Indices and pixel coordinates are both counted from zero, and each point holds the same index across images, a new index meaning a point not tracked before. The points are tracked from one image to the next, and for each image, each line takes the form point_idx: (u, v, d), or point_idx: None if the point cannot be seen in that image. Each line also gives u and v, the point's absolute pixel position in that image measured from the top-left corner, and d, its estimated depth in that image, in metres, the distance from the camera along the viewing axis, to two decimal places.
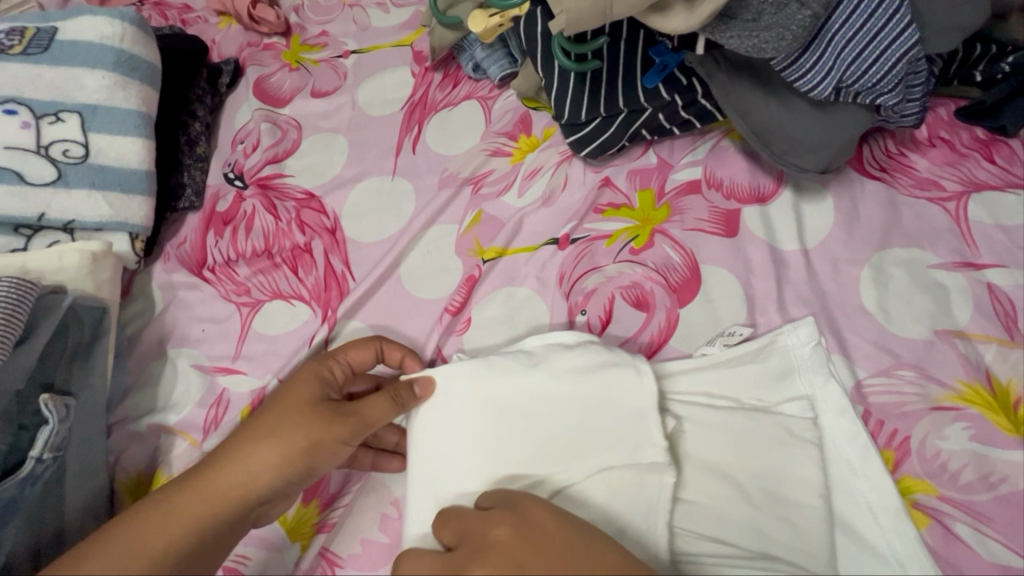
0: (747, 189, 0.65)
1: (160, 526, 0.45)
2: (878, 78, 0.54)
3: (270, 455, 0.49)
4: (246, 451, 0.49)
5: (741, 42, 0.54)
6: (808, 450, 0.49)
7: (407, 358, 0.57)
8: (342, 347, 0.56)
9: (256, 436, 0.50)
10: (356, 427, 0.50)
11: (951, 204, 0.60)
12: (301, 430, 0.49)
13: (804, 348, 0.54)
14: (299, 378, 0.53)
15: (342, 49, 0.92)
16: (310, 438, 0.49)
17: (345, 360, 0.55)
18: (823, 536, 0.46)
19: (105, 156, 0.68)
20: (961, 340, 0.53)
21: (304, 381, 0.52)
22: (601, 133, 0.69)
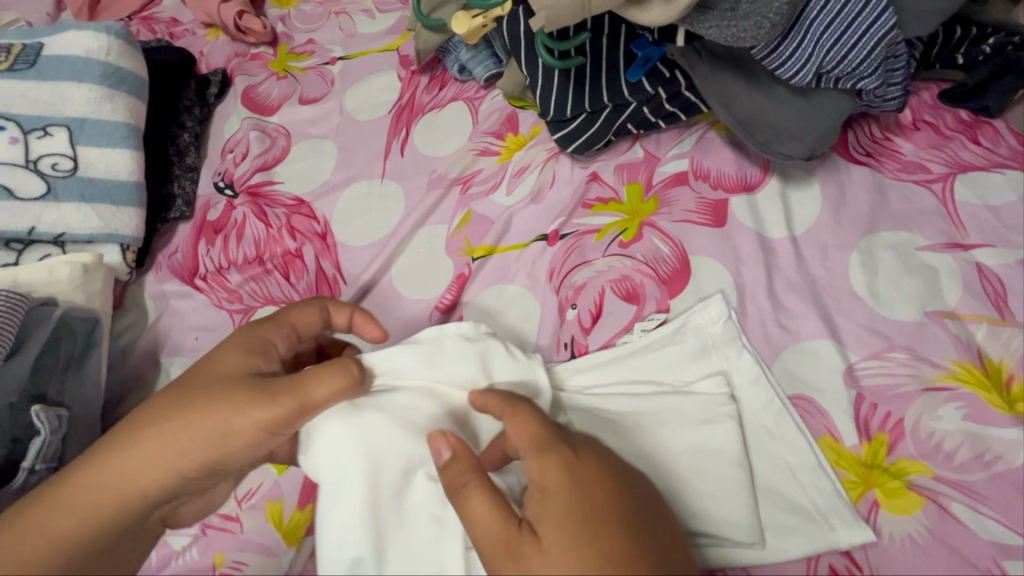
0: (734, 179, 0.65)
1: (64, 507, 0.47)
2: (858, 63, 0.54)
3: (169, 445, 0.47)
4: (146, 438, 0.48)
5: (720, 32, 0.54)
6: (726, 425, 0.51)
7: (355, 314, 0.54)
8: (283, 311, 0.54)
9: (161, 422, 0.48)
10: (269, 417, 0.46)
11: (938, 186, 0.60)
12: (209, 420, 0.47)
13: (716, 324, 0.56)
14: (225, 350, 0.51)
15: (329, 56, 0.92)
16: (210, 432, 0.47)
17: (288, 327, 0.53)
18: (748, 508, 0.47)
19: (93, 169, 0.69)
20: (952, 320, 0.52)
21: (227, 356, 0.50)
22: (586, 129, 0.69)
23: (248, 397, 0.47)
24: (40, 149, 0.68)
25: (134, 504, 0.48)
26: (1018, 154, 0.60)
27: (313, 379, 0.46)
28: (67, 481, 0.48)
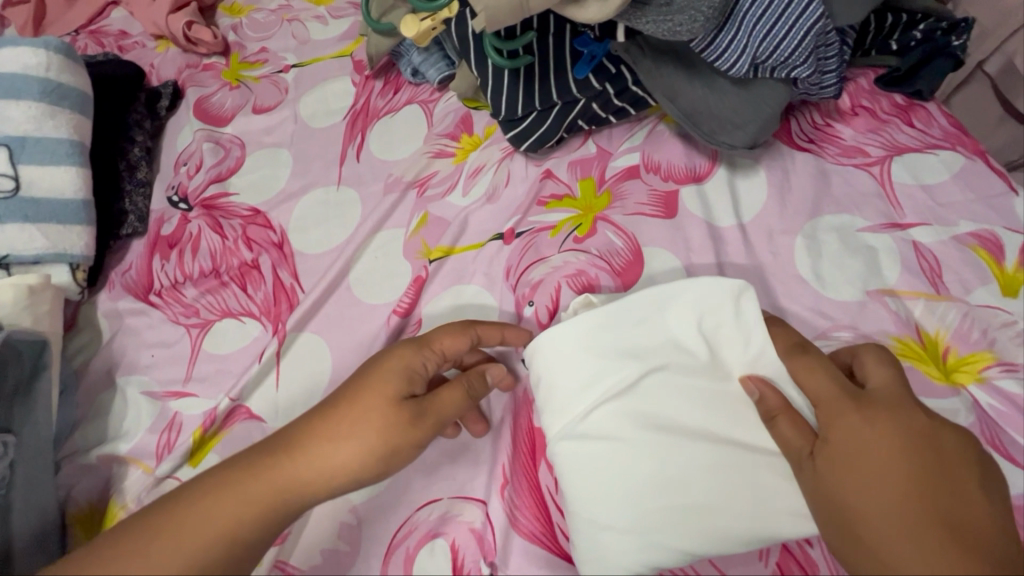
0: (683, 170, 0.66)
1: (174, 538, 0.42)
2: (790, 52, 0.55)
3: (331, 459, 0.46)
4: (290, 465, 0.45)
5: (657, 27, 0.55)
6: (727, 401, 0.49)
7: (506, 331, 0.55)
8: (436, 335, 0.52)
9: (311, 441, 0.46)
10: (435, 426, 0.49)
11: (876, 168, 0.62)
12: (366, 428, 0.47)
13: (727, 309, 0.50)
14: (386, 364, 0.49)
15: (282, 64, 0.92)
16: (380, 443, 0.47)
17: (437, 351, 0.52)
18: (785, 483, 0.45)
19: (38, 188, 0.67)
20: (892, 298, 0.54)
21: (391, 370, 0.49)
22: (537, 127, 0.70)
23: (408, 417, 0.48)
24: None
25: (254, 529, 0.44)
26: (949, 135, 0.62)
27: (445, 399, 0.50)
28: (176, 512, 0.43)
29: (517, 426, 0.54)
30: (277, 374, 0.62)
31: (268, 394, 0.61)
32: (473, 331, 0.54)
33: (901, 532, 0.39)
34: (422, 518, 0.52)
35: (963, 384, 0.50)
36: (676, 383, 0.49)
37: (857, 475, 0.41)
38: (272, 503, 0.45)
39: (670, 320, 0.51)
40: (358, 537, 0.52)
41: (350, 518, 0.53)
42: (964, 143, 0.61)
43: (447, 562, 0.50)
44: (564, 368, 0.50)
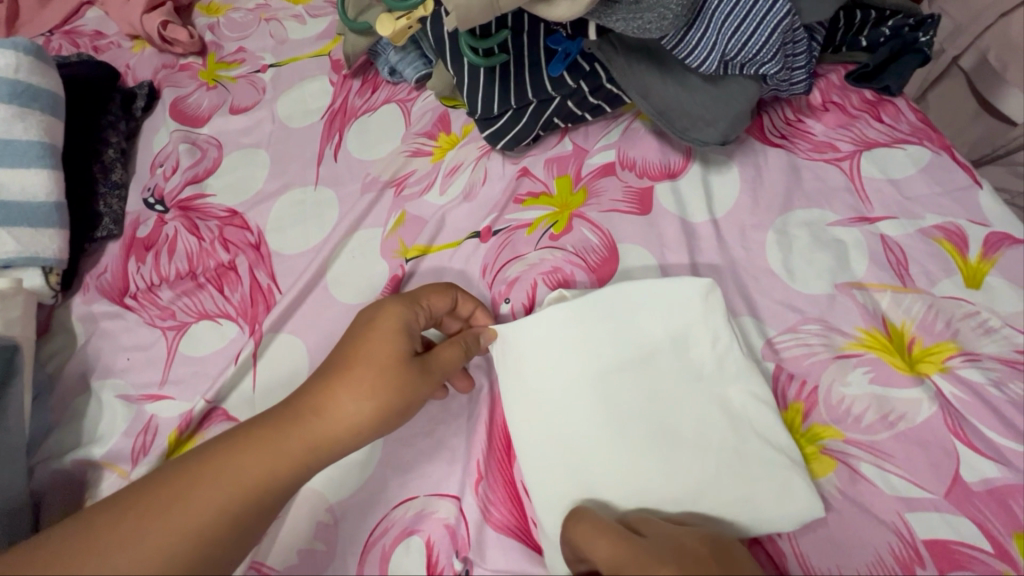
0: (658, 167, 0.67)
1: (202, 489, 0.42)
2: (758, 49, 0.56)
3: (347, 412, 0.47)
4: (308, 417, 0.46)
5: (627, 25, 0.56)
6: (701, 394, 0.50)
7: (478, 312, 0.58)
8: (423, 293, 0.54)
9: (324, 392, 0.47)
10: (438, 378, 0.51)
11: (846, 163, 0.63)
12: (382, 382, 0.48)
13: (698, 312, 0.51)
14: (383, 317, 0.50)
15: (260, 64, 0.91)
16: (394, 395, 0.48)
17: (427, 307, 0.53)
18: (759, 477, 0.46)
19: (7, 191, 0.66)
20: (860, 291, 0.55)
21: (388, 324, 0.50)
22: (513, 125, 0.70)
23: (417, 375, 0.49)
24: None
25: (281, 480, 0.45)
26: (917, 130, 0.63)
27: (448, 357, 0.52)
28: (205, 467, 0.43)
29: (492, 423, 0.55)
30: (254, 375, 0.62)
31: (244, 396, 0.61)
32: (453, 295, 0.56)
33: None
34: (398, 515, 0.52)
35: (927, 374, 0.50)
36: (647, 380, 0.50)
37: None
38: (299, 454, 0.45)
39: (646, 316, 0.52)
40: (335, 535, 0.52)
41: (327, 517, 0.53)
42: (931, 138, 0.62)
43: (423, 558, 0.50)
44: (540, 362, 0.51)
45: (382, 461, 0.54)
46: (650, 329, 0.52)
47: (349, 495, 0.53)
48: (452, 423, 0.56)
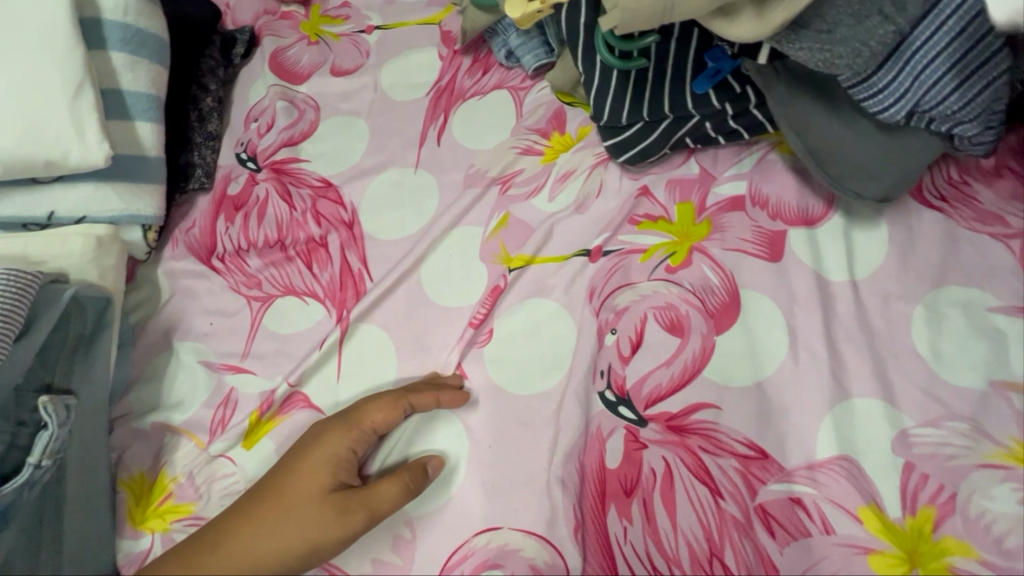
0: (795, 211, 0.61)
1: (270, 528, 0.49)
2: (959, 106, 0.49)
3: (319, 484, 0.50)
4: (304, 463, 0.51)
5: (810, 56, 0.48)
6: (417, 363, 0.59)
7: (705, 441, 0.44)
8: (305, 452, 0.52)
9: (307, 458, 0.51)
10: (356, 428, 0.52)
11: (1016, 242, 0.56)
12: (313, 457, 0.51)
13: (506, 324, 0.60)
14: (311, 461, 0.51)
15: (365, 23, 0.85)
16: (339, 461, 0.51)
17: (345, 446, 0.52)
18: None
19: (119, 145, 0.64)
20: (1018, 393, 0.50)
21: (314, 466, 0.51)
22: (641, 139, 0.64)
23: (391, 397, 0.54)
24: (21, 91, 0.57)
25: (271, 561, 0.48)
26: None
27: None
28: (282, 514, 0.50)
29: (585, 466, 0.52)
30: (338, 363, 0.60)
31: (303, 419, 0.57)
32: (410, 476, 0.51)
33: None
34: (479, 545, 0.50)
35: None
36: (368, 357, 0.60)
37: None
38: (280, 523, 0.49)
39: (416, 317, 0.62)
40: (414, 552, 0.51)
41: (406, 532, 0.52)
42: None
43: None
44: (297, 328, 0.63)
45: (466, 482, 0.53)
46: (418, 332, 0.61)
47: (431, 511, 0.53)
48: (533, 453, 0.53)
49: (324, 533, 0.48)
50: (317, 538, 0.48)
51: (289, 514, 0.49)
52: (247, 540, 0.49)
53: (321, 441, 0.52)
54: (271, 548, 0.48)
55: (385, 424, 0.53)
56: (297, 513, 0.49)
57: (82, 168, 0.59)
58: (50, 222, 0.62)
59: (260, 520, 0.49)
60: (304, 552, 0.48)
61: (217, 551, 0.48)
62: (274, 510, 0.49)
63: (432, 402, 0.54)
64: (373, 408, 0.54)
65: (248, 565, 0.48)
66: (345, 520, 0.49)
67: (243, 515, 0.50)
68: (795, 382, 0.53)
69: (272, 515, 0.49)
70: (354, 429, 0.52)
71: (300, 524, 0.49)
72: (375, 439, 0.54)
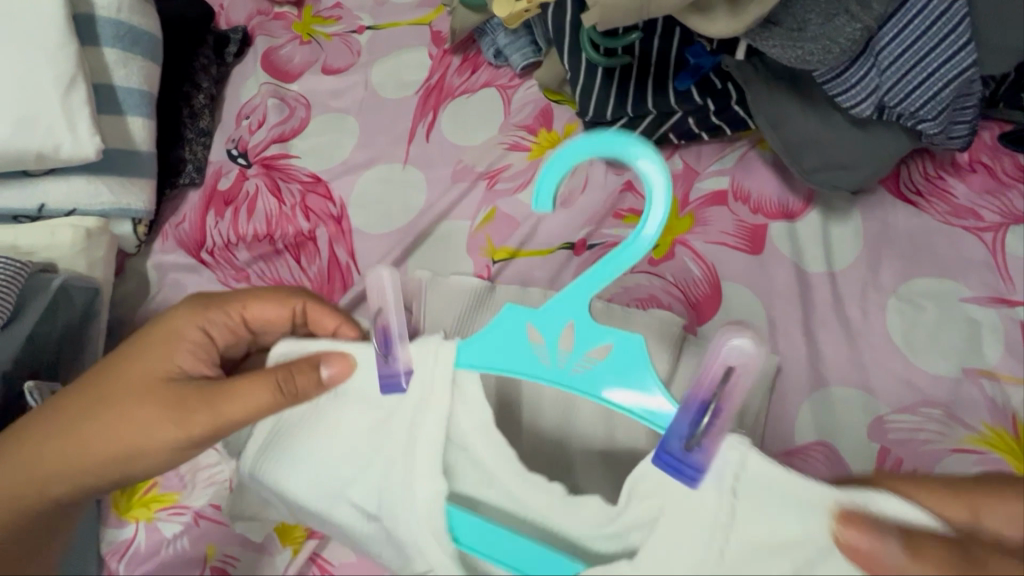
0: (775, 205, 0.62)
1: (112, 414, 0.46)
2: (922, 103, 0.50)
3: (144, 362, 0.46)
4: (156, 348, 0.47)
5: (783, 52, 0.50)
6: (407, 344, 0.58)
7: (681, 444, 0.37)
8: (147, 343, 0.47)
9: (147, 345, 0.47)
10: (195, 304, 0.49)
11: (989, 235, 0.57)
12: (147, 355, 0.46)
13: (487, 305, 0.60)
14: (162, 333, 0.47)
15: (357, 23, 0.86)
16: (167, 340, 0.47)
17: (200, 321, 0.48)
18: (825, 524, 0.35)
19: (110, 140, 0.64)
20: (988, 380, 0.51)
21: (152, 348, 0.47)
22: (626, 136, 0.65)
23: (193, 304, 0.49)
24: (12, 85, 0.58)
25: (108, 462, 0.46)
26: None
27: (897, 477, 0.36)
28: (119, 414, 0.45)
29: None
30: None
31: None
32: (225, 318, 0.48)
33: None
34: None
35: None
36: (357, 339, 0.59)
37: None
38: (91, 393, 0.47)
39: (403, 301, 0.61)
40: None
41: None
42: None
43: None
44: None
45: None
46: None
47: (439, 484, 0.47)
48: None
49: (159, 436, 0.45)
50: (140, 436, 0.45)
51: (115, 401, 0.46)
52: (99, 424, 0.46)
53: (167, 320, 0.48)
54: (108, 437, 0.45)
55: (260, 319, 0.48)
56: (107, 418, 0.45)
57: (72, 162, 0.60)
58: (40, 215, 0.63)
59: (115, 419, 0.45)
60: (131, 450, 0.45)
61: (56, 444, 0.46)
62: (90, 413, 0.46)
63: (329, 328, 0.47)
64: (244, 298, 0.48)
65: (92, 459, 0.46)
66: (179, 418, 0.44)
67: (86, 398, 0.47)
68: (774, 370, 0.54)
69: (88, 416, 0.46)
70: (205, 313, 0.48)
71: (140, 418, 0.45)
72: (246, 334, 0.49)
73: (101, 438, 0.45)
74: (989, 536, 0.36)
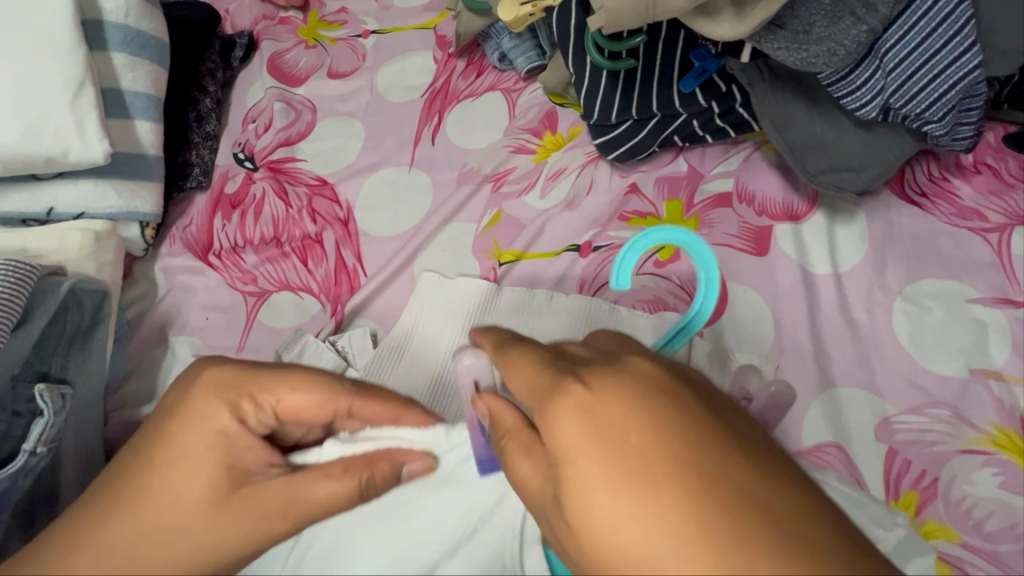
0: (779, 206, 0.62)
1: (159, 516, 0.36)
2: (927, 104, 0.50)
3: (172, 469, 0.36)
4: (189, 442, 0.37)
5: (788, 54, 0.51)
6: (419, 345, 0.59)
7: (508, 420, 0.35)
8: (178, 430, 0.37)
9: (177, 436, 0.37)
10: (220, 385, 0.38)
11: (994, 236, 0.57)
12: (211, 454, 0.37)
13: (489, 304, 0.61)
14: (190, 427, 0.37)
15: (362, 28, 0.86)
16: (205, 432, 0.37)
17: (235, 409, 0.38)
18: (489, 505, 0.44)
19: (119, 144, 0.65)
20: (996, 381, 0.52)
21: (196, 437, 0.37)
22: (631, 138, 0.65)
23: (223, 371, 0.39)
24: (23, 89, 0.58)
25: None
26: None
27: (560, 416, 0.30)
28: (156, 507, 0.36)
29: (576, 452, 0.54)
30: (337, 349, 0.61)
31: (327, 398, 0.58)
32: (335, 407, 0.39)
33: (618, 526, 0.26)
34: None
35: None
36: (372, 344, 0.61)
37: (600, 449, 0.28)
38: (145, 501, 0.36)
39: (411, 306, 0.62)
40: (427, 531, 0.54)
41: None
42: None
43: None
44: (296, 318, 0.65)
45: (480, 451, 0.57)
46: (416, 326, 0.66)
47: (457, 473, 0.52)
48: None
49: (213, 544, 0.36)
50: (212, 547, 0.36)
51: (173, 512, 0.36)
52: (135, 546, 0.35)
53: (194, 403, 0.38)
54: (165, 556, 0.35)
55: (297, 411, 0.39)
56: (138, 523, 0.35)
57: (82, 165, 0.60)
58: (50, 218, 0.63)
59: (153, 518, 0.36)
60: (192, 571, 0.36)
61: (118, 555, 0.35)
62: (142, 518, 0.36)
63: (387, 418, 0.40)
64: (276, 380, 0.39)
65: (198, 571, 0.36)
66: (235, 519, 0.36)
67: (130, 502, 0.36)
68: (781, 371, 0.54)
69: (135, 525, 0.35)
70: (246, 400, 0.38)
71: (181, 533, 0.36)
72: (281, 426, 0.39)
73: (122, 553, 0.35)
74: (701, 504, 0.25)
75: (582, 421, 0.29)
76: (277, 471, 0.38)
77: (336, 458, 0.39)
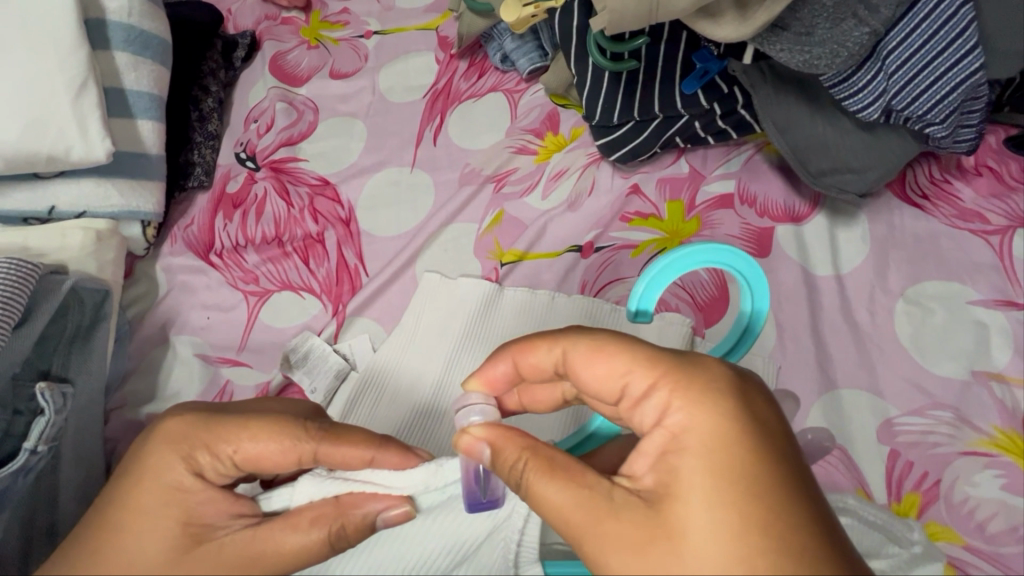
0: (781, 208, 0.62)
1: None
2: (930, 105, 0.50)
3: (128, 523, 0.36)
4: (143, 495, 0.37)
5: (791, 56, 0.51)
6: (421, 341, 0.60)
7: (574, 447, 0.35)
8: (138, 483, 0.37)
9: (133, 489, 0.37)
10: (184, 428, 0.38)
11: (995, 238, 0.57)
12: (164, 505, 0.37)
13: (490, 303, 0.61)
14: (148, 477, 0.37)
15: (364, 29, 0.87)
16: (162, 482, 0.37)
17: (195, 454, 0.38)
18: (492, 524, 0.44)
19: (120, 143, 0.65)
20: (998, 383, 0.52)
21: (153, 485, 0.37)
22: (632, 139, 0.65)
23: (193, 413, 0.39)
24: (25, 88, 0.58)
25: None
26: None
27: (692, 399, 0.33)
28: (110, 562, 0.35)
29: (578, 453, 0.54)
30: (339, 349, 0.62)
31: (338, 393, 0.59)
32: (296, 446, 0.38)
33: (715, 544, 0.29)
34: None
35: None
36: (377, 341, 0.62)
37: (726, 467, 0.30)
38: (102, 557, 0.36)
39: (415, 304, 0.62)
40: None
41: None
42: None
43: None
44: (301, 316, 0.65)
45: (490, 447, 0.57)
46: None
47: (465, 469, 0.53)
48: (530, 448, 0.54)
49: None
50: None
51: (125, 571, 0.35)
52: None
53: (153, 457, 0.38)
54: None
55: (261, 457, 0.38)
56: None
57: (83, 164, 0.60)
58: (50, 216, 0.63)
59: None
60: None
61: None
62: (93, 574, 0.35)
63: (358, 458, 0.38)
64: (236, 427, 0.38)
65: None
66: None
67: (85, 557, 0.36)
68: (782, 373, 0.54)
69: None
70: (208, 443, 0.38)
71: None
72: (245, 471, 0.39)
73: None
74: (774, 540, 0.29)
75: (699, 460, 0.31)
76: (244, 522, 0.37)
77: (306, 502, 0.38)
